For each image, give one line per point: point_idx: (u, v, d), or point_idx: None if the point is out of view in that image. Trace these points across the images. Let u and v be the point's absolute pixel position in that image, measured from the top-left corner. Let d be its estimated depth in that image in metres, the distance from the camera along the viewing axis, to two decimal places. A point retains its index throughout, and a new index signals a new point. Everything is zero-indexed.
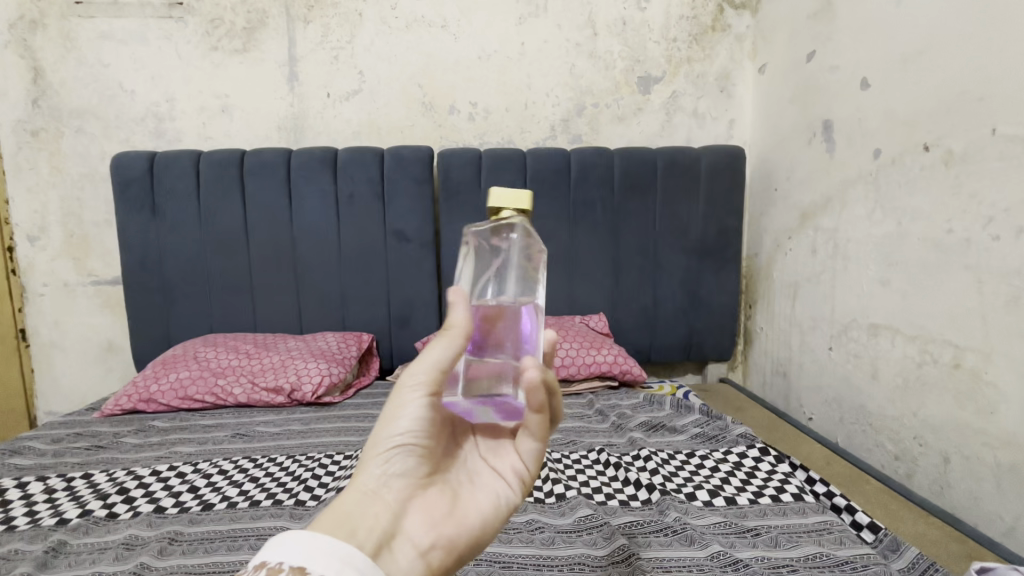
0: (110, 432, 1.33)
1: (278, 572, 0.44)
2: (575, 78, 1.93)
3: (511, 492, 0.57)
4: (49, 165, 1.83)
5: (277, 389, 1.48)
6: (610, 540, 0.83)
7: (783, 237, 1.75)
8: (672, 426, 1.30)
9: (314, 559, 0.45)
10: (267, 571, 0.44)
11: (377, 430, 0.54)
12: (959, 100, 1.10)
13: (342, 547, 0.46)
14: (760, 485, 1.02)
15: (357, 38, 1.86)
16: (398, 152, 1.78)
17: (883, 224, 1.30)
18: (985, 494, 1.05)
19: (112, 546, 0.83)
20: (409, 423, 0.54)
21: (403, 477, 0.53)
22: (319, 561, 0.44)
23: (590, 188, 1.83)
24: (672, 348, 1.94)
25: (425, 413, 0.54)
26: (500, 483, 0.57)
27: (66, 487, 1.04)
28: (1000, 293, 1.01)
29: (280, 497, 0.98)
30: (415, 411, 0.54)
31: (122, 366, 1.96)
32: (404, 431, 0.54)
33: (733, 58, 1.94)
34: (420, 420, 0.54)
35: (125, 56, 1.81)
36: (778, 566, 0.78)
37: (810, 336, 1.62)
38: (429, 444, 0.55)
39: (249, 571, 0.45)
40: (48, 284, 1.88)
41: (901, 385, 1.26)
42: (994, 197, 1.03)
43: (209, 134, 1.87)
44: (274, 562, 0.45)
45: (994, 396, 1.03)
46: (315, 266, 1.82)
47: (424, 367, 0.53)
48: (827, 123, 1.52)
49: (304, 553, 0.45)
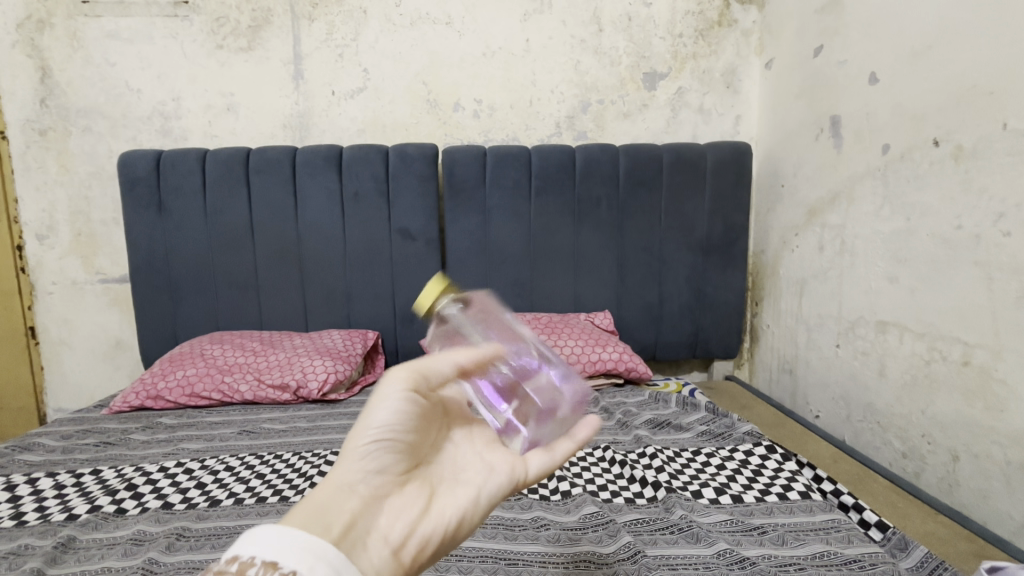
0: (118, 428, 1.33)
1: (250, 566, 0.43)
2: (580, 75, 1.92)
3: (490, 489, 0.58)
4: (57, 164, 1.84)
5: (283, 386, 1.49)
6: (616, 537, 0.84)
7: (790, 234, 1.74)
8: (678, 423, 1.30)
9: (287, 555, 0.43)
10: (239, 564, 0.43)
11: (355, 426, 0.55)
12: (969, 94, 1.09)
13: (317, 544, 0.45)
14: (767, 483, 1.02)
15: (361, 36, 1.86)
16: (403, 149, 1.78)
17: (891, 220, 1.29)
18: (995, 492, 1.04)
19: (121, 542, 0.84)
20: (387, 418, 0.55)
21: (384, 471, 0.54)
22: (293, 556, 0.43)
23: (595, 185, 1.83)
24: (678, 346, 1.93)
25: (403, 408, 0.56)
26: (478, 479, 0.59)
27: (76, 483, 1.05)
28: (1011, 287, 1.00)
29: (285, 494, 0.98)
30: (395, 406, 0.55)
31: (131, 364, 1.98)
32: (391, 426, 0.55)
33: (739, 54, 1.93)
34: (406, 417, 0.56)
35: (132, 55, 1.81)
36: (784, 564, 0.78)
37: (817, 333, 1.61)
38: (411, 442, 0.57)
39: (221, 564, 0.44)
40: (57, 282, 1.90)
41: (909, 383, 1.25)
42: (1004, 193, 1.01)
43: (215, 133, 1.88)
44: (247, 556, 0.44)
45: (1004, 394, 1.02)
46: (321, 264, 1.82)
47: (412, 369, 0.58)
48: (834, 119, 1.51)
49: (277, 549, 0.44)
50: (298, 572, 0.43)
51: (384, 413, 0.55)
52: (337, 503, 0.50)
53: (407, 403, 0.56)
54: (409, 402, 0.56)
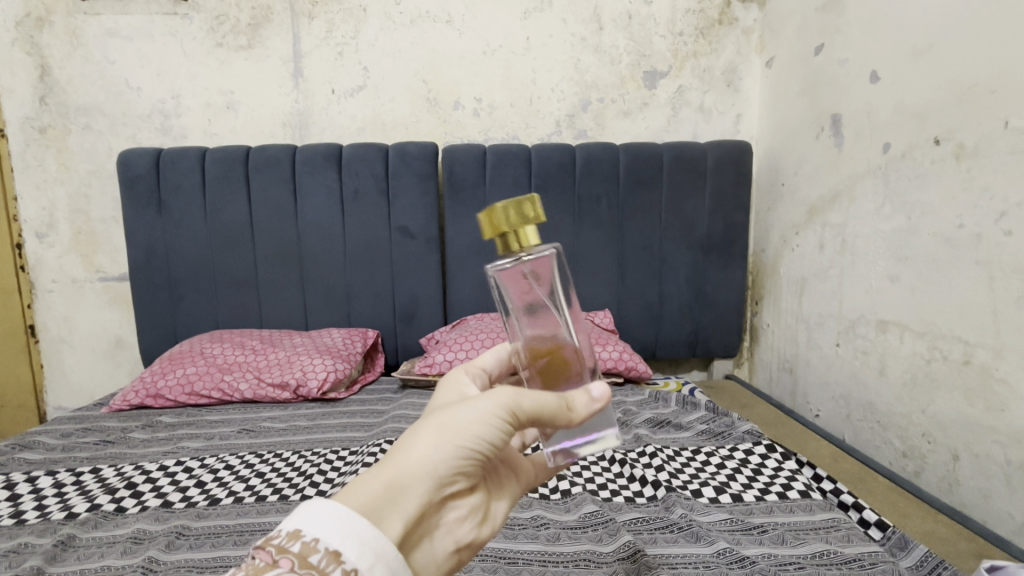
0: (118, 427, 1.33)
1: (311, 549, 0.42)
2: (581, 73, 1.91)
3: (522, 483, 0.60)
4: (57, 162, 1.84)
5: (283, 384, 1.49)
6: (616, 536, 0.83)
7: (790, 233, 1.73)
8: (678, 422, 1.30)
9: (350, 548, 0.43)
10: (300, 543, 0.43)
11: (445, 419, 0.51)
12: (971, 93, 1.08)
13: (380, 540, 0.44)
14: (767, 482, 1.02)
15: (361, 34, 1.85)
16: (403, 147, 1.77)
17: (892, 219, 1.29)
18: (995, 492, 1.04)
19: (120, 541, 0.84)
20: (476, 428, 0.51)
21: (462, 475, 0.51)
22: (354, 550, 0.43)
23: (596, 183, 1.82)
24: (678, 345, 1.93)
25: (494, 423, 0.51)
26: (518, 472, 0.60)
27: (75, 482, 1.04)
28: (1013, 287, 1.00)
29: (285, 492, 0.98)
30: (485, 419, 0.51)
31: (131, 362, 1.98)
32: (478, 436, 0.51)
33: (739, 52, 1.92)
34: (493, 430, 0.52)
35: (131, 53, 1.81)
36: (784, 563, 0.78)
37: (817, 332, 1.61)
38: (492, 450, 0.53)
39: (282, 536, 0.43)
40: (57, 280, 1.89)
41: (909, 382, 1.25)
42: (1005, 192, 1.01)
43: (215, 131, 1.88)
44: (309, 536, 0.43)
45: (1005, 393, 1.02)
46: (320, 263, 1.82)
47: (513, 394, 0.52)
48: (835, 118, 1.50)
49: (339, 539, 0.43)
50: (358, 569, 0.42)
51: (486, 427, 0.51)
52: (413, 491, 0.48)
53: (497, 419, 0.52)
54: (501, 419, 0.52)
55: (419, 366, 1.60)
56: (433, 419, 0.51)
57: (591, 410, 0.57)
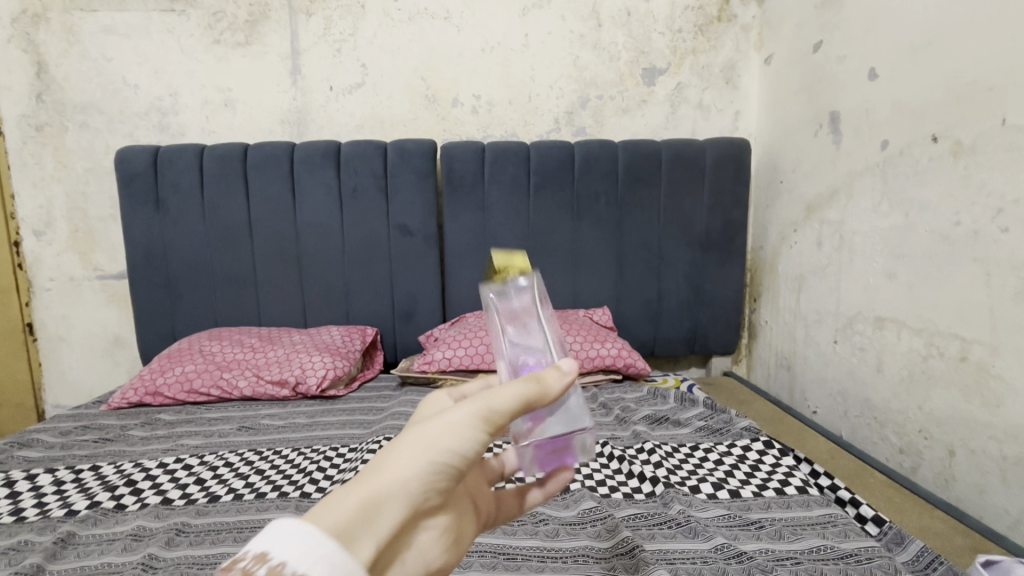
0: (117, 425, 1.33)
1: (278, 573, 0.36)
2: (579, 70, 1.91)
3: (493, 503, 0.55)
4: (54, 160, 1.83)
5: (282, 382, 1.49)
6: (614, 532, 0.84)
7: (788, 230, 1.74)
8: (677, 419, 1.30)
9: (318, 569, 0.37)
10: (266, 567, 0.36)
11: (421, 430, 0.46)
12: (969, 90, 1.08)
13: (351, 565, 0.38)
14: (765, 478, 1.02)
15: (359, 31, 1.85)
16: (401, 144, 1.77)
17: (889, 216, 1.29)
18: (991, 487, 1.04)
19: (120, 538, 0.84)
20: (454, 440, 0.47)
21: (435, 490, 0.47)
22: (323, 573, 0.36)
23: (594, 181, 1.82)
24: (676, 342, 1.93)
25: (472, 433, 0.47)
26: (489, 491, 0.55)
27: (75, 479, 1.05)
28: (1009, 284, 1.00)
29: (285, 489, 0.99)
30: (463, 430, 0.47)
31: (130, 360, 1.98)
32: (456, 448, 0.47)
33: (738, 49, 1.92)
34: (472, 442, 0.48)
35: (128, 50, 1.80)
36: (782, 558, 0.78)
37: (815, 329, 1.61)
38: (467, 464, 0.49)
39: (245, 561, 0.37)
40: (55, 278, 1.89)
41: (906, 378, 1.25)
42: (1002, 189, 1.02)
43: (213, 128, 1.87)
44: (275, 558, 0.36)
45: (1001, 390, 1.02)
46: (319, 260, 1.82)
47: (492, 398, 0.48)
48: (833, 115, 1.50)
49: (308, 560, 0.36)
50: None
51: (464, 438, 0.47)
52: (388, 510, 0.43)
53: (477, 428, 0.48)
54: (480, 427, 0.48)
55: (419, 363, 1.60)
56: (406, 433, 0.47)
57: (564, 385, 0.52)
